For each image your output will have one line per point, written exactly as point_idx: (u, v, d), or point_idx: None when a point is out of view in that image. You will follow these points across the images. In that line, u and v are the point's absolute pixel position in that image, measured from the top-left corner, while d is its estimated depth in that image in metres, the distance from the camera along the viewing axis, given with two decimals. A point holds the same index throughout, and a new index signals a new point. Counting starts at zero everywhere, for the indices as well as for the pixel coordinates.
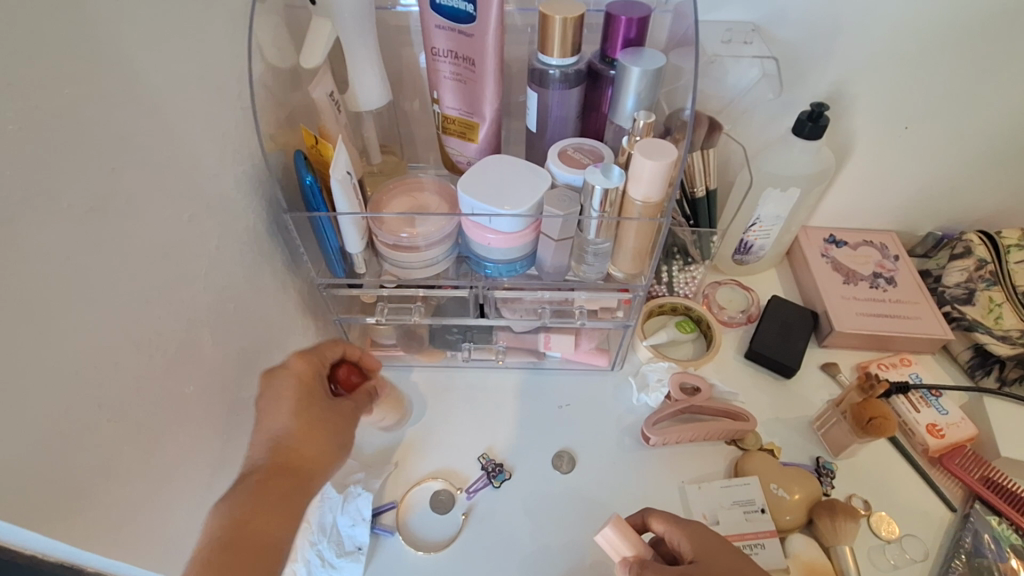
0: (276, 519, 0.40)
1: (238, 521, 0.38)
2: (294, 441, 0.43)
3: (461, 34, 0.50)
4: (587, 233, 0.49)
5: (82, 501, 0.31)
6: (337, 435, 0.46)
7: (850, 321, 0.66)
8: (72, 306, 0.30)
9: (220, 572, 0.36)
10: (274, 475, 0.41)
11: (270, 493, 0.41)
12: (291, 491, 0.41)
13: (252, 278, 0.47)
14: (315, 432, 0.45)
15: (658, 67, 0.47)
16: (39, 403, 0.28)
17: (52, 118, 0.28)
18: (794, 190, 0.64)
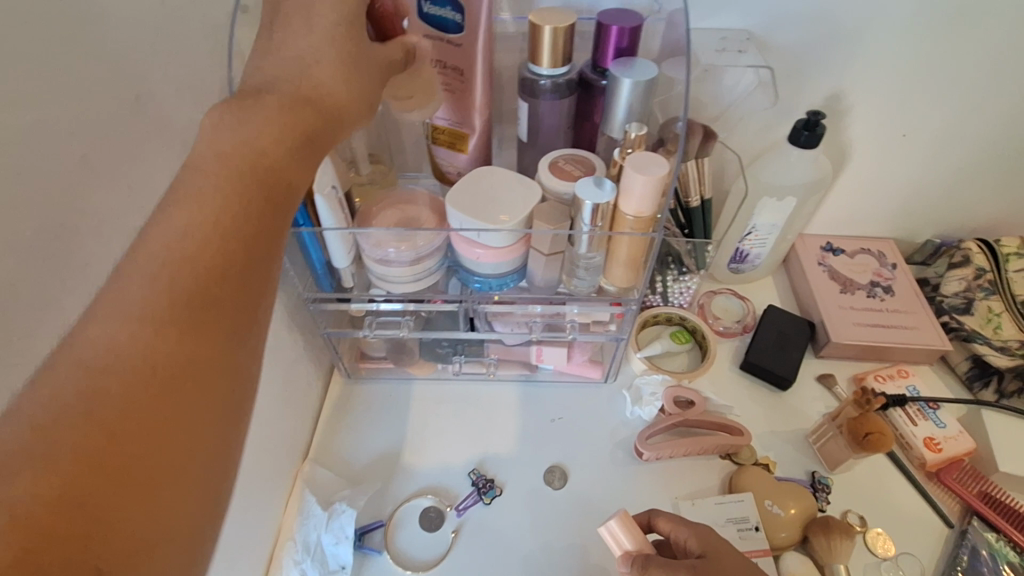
0: (157, 391, 0.24)
1: (94, 374, 0.23)
2: (163, 284, 0.25)
3: (450, 44, 0.49)
4: (578, 247, 0.48)
5: None
6: (239, 291, 0.28)
7: (847, 331, 0.65)
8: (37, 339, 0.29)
9: (86, 421, 0.22)
10: (119, 347, 0.24)
11: (110, 365, 0.23)
12: (163, 377, 0.25)
13: None
14: (188, 273, 0.26)
15: (651, 78, 0.46)
16: None
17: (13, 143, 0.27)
18: (790, 200, 0.63)
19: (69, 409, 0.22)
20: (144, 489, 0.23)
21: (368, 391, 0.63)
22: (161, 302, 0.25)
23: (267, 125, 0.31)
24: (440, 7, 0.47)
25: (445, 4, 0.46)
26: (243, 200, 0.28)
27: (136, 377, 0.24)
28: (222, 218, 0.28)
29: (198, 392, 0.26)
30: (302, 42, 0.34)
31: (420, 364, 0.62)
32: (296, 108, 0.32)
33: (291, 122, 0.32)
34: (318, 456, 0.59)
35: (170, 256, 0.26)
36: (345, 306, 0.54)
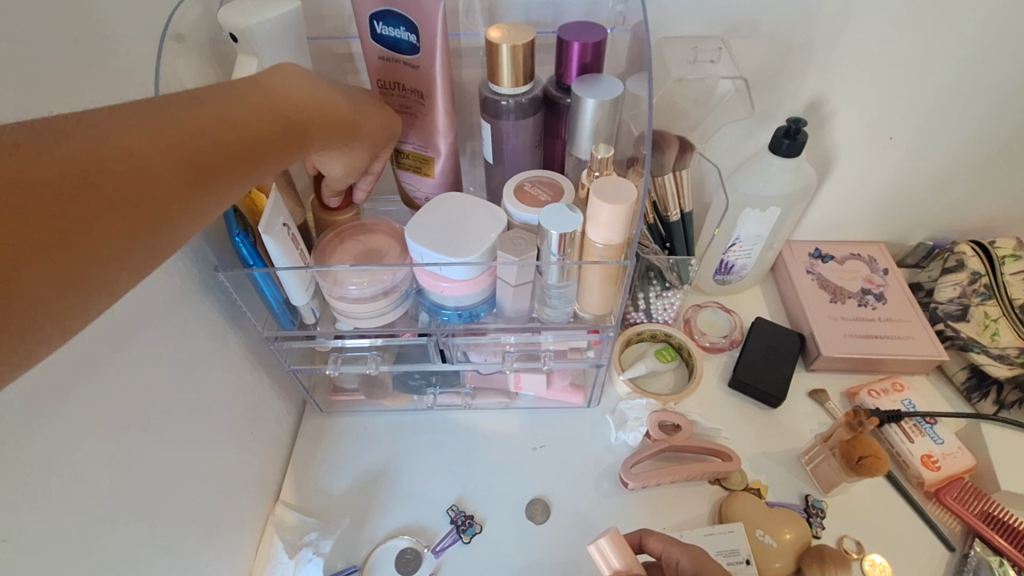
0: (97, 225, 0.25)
1: (71, 169, 0.24)
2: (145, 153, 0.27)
3: (406, 65, 0.46)
4: (547, 277, 0.45)
5: None
6: (202, 191, 0.30)
7: (839, 343, 0.63)
8: None
9: (39, 203, 0.22)
10: (107, 162, 0.25)
11: (79, 181, 0.24)
12: (119, 215, 0.25)
13: (188, 340, 0.43)
14: (174, 155, 0.28)
15: (616, 96, 0.43)
16: None
17: None
18: (774, 209, 0.61)
19: (34, 175, 0.23)
20: (35, 296, 0.22)
21: (341, 426, 0.61)
22: (155, 158, 0.27)
23: (308, 113, 0.37)
24: (393, 28, 0.44)
25: (398, 24, 0.44)
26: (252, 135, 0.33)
27: (102, 199, 0.25)
28: (229, 135, 0.31)
29: (127, 252, 0.26)
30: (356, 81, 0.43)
31: (396, 396, 0.60)
32: (338, 127, 0.39)
33: (326, 131, 0.38)
34: (290, 497, 0.57)
35: (180, 134, 0.29)
36: (309, 343, 0.52)
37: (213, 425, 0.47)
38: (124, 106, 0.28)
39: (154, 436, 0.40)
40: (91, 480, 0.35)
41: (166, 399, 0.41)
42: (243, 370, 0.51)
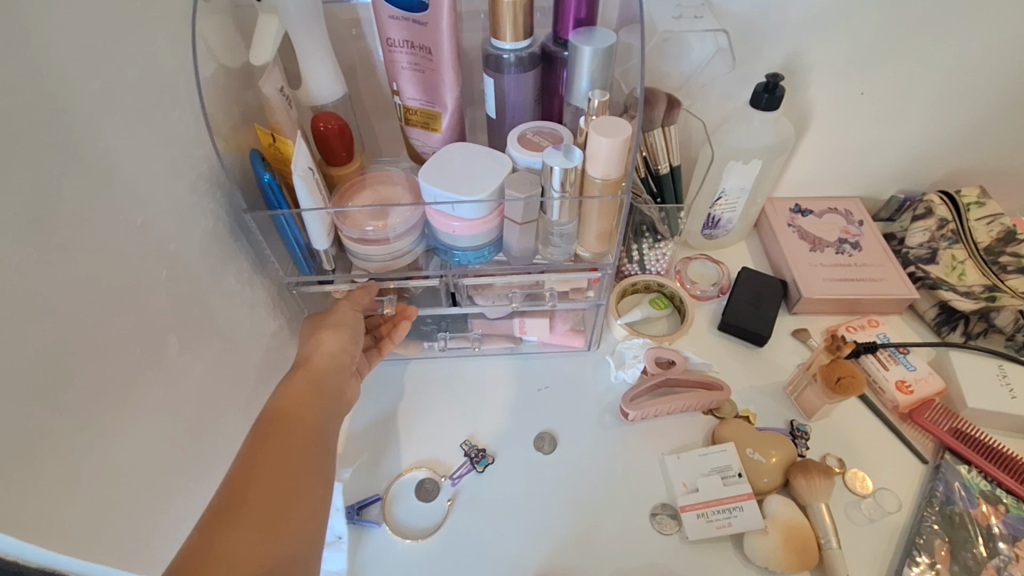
0: (295, 428, 0.41)
1: (267, 427, 0.40)
2: (285, 395, 0.43)
3: (415, 23, 0.49)
4: (550, 215, 0.49)
5: (57, 510, 0.31)
6: (315, 382, 0.45)
7: (819, 286, 0.68)
8: (32, 314, 0.30)
9: (277, 434, 0.40)
10: (274, 415, 0.41)
11: (272, 428, 0.40)
12: (296, 421, 0.41)
13: (220, 278, 0.47)
14: (299, 386, 0.44)
15: (609, 46, 0.47)
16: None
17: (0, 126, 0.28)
18: (756, 161, 0.65)
19: (262, 436, 0.39)
20: (295, 470, 0.38)
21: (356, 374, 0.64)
22: (291, 395, 0.43)
23: (315, 358, 0.47)
24: None
25: None
26: (312, 368, 0.46)
27: (287, 423, 0.41)
28: (320, 388, 0.45)
29: (313, 420, 0.42)
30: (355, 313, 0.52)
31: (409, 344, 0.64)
32: (337, 332, 0.49)
33: (340, 354, 0.49)
34: None
35: (299, 376, 0.45)
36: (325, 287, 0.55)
37: (240, 359, 0.50)
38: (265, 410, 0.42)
39: (193, 361, 0.43)
40: (145, 389, 0.38)
41: (203, 329, 0.44)
42: (266, 314, 0.55)
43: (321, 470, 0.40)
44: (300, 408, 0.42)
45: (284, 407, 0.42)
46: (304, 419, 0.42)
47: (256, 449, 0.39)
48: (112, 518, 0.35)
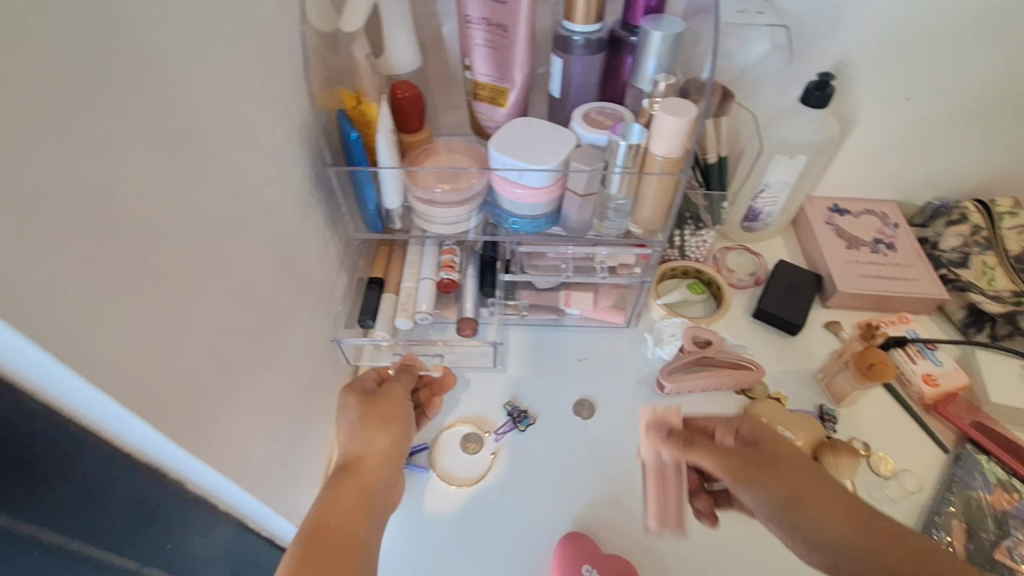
0: (340, 538, 0.41)
1: (314, 535, 0.41)
2: (327, 505, 0.43)
3: (496, 2, 0.52)
4: (609, 188, 0.52)
5: (186, 408, 0.34)
6: (359, 488, 0.45)
7: (852, 281, 0.70)
8: (174, 231, 0.33)
9: (325, 544, 0.40)
10: (320, 524, 0.42)
11: (317, 537, 0.41)
12: (342, 532, 0.42)
13: (304, 226, 0.50)
14: (344, 493, 0.44)
15: (677, 33, 0.50)
16: (148, 312, 0.31)
17: (160, 60, 0.31)
18: (801, 157, 0.68)
19: (309, 546, 0.40)
20: None
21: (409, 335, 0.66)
22: (335, 505, 0.44)
23: (368, 460, 0.47)
24: None
25: None
26: (364, 473, 0.47)
27: (333, 535, 0.41)
28: (364, 496, 0.45)
29: (359, 528, 0.43)
30: (401, 405, 0.52)
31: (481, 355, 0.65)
32: (389, 429, 0.50)
33: (391, 454, 0.49)
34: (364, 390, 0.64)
35: (343, 482, 0.45)
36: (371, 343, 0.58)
37: (314, 304, 0.54)
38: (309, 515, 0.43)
39: (280, 297, 0.47)
40: (245, 315, 0.41)
41: (288, 270, 0.48)
42: (334, 267, 0.58)
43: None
44: (344, 519, 0.43)
45: (327, 517, 0.42)
46: (348, 530, 0.42)
47: (300, 561, 0.39)
48: (221, 426, 0.39)
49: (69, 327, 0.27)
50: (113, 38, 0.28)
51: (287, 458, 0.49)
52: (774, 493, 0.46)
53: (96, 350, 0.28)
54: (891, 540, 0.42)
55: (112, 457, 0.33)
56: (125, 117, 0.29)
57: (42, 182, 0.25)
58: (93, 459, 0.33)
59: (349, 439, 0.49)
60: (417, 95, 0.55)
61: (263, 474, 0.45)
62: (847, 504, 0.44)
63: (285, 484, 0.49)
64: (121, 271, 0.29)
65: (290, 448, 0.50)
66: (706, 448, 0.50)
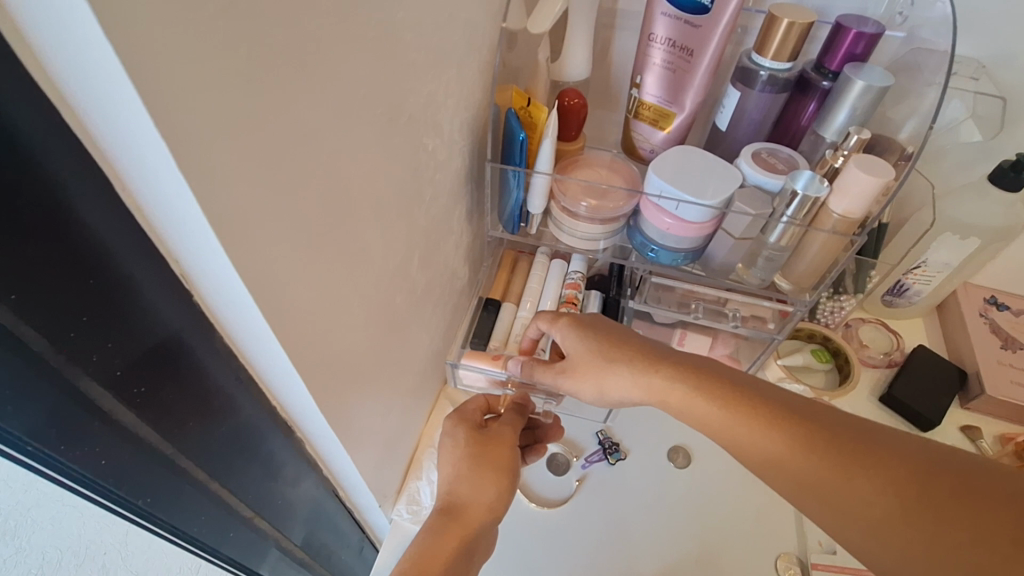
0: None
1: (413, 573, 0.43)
2: (431, 534, 0.46)
3: (688, 24, 0.50)
4: (768, 236, 0.49)
5: (334, 378, 0.35)
6: (465, 520, 0.47)
7: (1003, 387, 0.63)
8: (366, 204, 0.34)
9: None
10: (422, 559, 0.44)
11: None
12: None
13: (450, 216, 0.50)
14: (446, 523, 0.46)
15: (885, 85, 0.46)
16: (331, 280, 0.31)
17: (394, 40, 0.31)
18: (973, 240, 0.62)
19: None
20: None
21: None
22: (440, 535, 0.46)
23: (472, 510, 0.47)
24: None
25: None
26: (467, 522, 0.47)
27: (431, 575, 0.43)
28: (466, 531, 0.46)
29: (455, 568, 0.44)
30: (510, 449, 0.50)
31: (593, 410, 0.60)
32: (498, 480, 0.48)
33: (494, 506, 0.48)
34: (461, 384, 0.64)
35: (449, 511, 0.47)
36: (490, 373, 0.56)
37: (441, 291, 0.54)
38: (417, 538, 0.46)
39: (419, 280, 0.47)
40: (390, 293, 0.42)
41: (431, 255, 0.48)
42: (463, 259, 0.58)
43: None
44: (442, 556, 0.44)
45: (425, 554, 0.44)
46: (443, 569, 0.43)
47: None
48: (351, 399, 0.39)
49: (282, 287, 0.27)
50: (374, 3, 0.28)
51: (388, 437, 0.50)
52: (702, 418, 0.42)
53: (291, 311, 0.28)
54: (803, 425, 0.38)
55: (261, 416, 0.34)
56: (360, 90, 0.29)
57: (298, 147, 0.25)
58: (262, 430, 0.35)
59: (449, 466, 0.49)
60: (581, 105, 0.54)
61: (368, 450, 0.46)
62: (758, 414, 0.39)
63: (382, 462, 0.49)
64: (325, 239, 0.30)
65: (392, 428, 0.50)
66: (617, 378, 0.45)
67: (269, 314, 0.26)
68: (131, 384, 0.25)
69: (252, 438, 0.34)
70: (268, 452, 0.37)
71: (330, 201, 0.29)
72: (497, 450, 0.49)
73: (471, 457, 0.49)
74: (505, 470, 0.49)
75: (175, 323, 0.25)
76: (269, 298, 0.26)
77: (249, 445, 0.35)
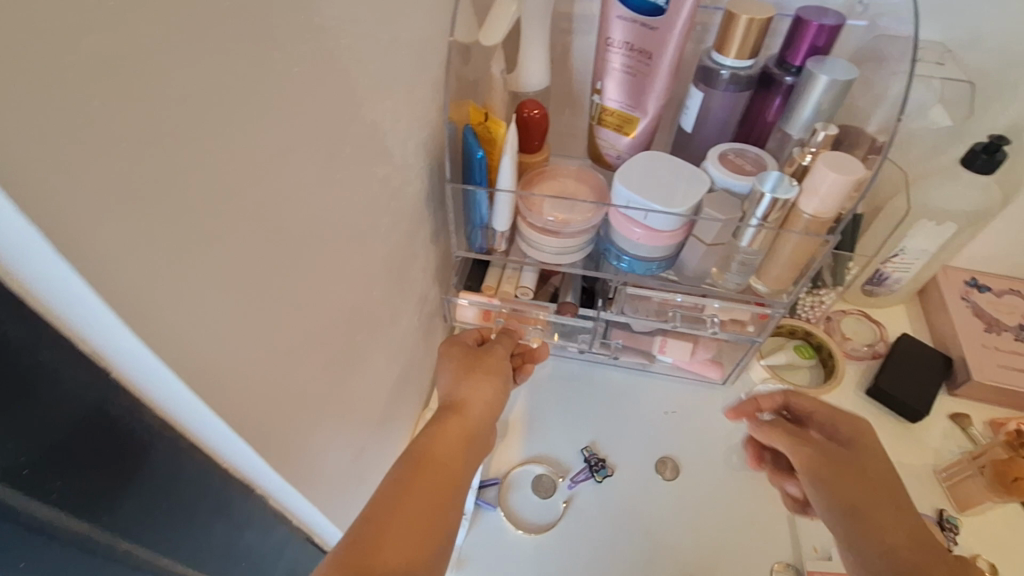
0: (439, 460, 0.42)
1: (416, 455, 0.42)
2: (433, 426, 0.45)
3: (645, 27, 0.48)
4: (740, 241, 0.48)
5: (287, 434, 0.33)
6: (468, 417, 0.46)
7: (989, 371, 0.62)
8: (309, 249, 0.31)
9: (427, 466, 0.41)
10: (424, 444, 0.43)
11: (421, 458, 0.41)
12: (445, 461, 0.42)
13: (411, 241, 0.48)
14: (447, 418, 0.46)
15: (849, 79, 0.45)
16: (271, 336, 0.29)
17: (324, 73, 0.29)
18: (949, 225, 0.61)
19: (411, 461, 0.41)
20: (428, 513, 0.37)
21: None
22: (443, 426, 0.45)
23: (470, 405, 0.47)
24: None
25: None
26: (466, 416, 0.46)
27: (438, 458, 0.42)
28: (469, 426, 0.46)
29: (462, 459, 0.43)
30: (501, 356, 0.52)
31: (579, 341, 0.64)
32: (492, 380, 0.49)
33: (491, 406, 0.49)
34: None
35: (452, 409, 0.47)
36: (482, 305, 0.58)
37: (408, 317, 0.52)
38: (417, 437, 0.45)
39: (382, 311, 0.45)
40: (349, 332, 0.39)
41: (393, 285, 0.46)
42: (431, 281, 0.56)
43: (453, 522, 0.39)
44: (448, 450, 0.43)
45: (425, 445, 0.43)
46: (449, 458, 0.42)
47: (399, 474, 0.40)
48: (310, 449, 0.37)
49: (199, 351, 0.25)
50: (296, 35, 0.26)
51: (361, 476, 0.48)
52: (813, 471, 0.46)
53: (220, 374, 0.26)
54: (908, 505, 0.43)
55: (208, 482, 0.31)
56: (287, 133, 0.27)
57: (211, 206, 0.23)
58: (219, 492, 0.33)
59: (447, 377, 0.50)
60: (542, 116, 0.52)
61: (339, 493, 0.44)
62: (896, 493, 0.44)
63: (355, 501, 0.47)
64: (259, 295, 0.27)
65: (365, 466, 0.48)
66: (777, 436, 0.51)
67: (186, 381, 0.24)
68: (43, 478, 0.23)
69: (204, 506, 0.32)
70: (224, 517, 0.34)
71: (262, 254, 0.27)
72: (491, 360, 0.51)
73: (467, 360, 0.51)
74: (498, 372, 0.50)
75: (90, 402, 0.24)
76: (185, 366, 0.24)
77: (200, 514, 0.32)
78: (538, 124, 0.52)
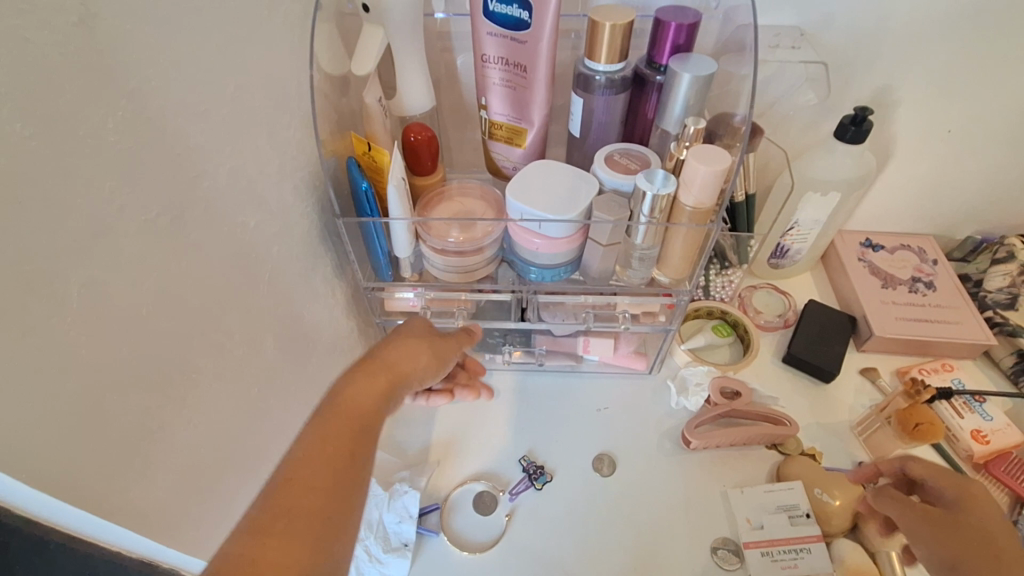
0: (359, 427, 0.39)
1: (334, 416, 0.38)
2: (358, 379, 0.42)
3: (515, 41, 0.49)
4: (634, 238, 0.49)
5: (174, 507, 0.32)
6: (395, 374, 0.44)
7: (889, 325, 0.66)
8: (168, 314, 0.31)
9: (343, 433, 0.38)
10: (344, 407, 0.39)
11: (339, 423, 0.38)
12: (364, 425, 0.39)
13: (307, 281, 0.47)
14: (374, 373, 0.42)
15: (710, 73, 0.47)
16: (133, 413, 0.28)
17: (152, 138, 0.28)
18: (834, 195, 0.64)
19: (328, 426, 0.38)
20: (340, 487, 0.35)
21: None
22: (368, 386, 0.41)
23: (398, 363, 0.44)
24: (507, 6, 0.47)
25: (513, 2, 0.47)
26: (393, 370, 0.43)
27: (356, 422, 0.39)
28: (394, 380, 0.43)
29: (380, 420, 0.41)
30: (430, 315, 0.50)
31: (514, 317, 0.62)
32: (424, 341, 0.47)
33: (424, 369, 0.46)
34: None
35: (380, 363, 0.44)
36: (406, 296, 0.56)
37: (320, 357, 0.51)
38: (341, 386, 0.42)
39: (282, 357, 0.44)
40: (241, 387, 0.39)
41: (292, 329, 0.45)
42: (341, 316, 0.55)
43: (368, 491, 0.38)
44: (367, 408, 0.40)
45: (346, 400, 0.40)
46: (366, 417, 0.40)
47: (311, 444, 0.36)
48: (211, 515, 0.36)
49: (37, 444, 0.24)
50: (106, 111, 0.26)
51: None
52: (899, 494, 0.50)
53: (70, 464, 0.25)
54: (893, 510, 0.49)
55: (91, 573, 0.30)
56: (112, 206, 0.26)
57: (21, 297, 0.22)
58: None
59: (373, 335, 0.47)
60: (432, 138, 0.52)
61: None
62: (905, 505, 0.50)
63: None
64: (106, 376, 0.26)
65: None
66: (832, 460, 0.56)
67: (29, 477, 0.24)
68: None
69: None
70: None
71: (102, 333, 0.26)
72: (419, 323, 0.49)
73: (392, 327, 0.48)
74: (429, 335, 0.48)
75: None
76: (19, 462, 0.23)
77: None
78: (426, 147, 0.52)
